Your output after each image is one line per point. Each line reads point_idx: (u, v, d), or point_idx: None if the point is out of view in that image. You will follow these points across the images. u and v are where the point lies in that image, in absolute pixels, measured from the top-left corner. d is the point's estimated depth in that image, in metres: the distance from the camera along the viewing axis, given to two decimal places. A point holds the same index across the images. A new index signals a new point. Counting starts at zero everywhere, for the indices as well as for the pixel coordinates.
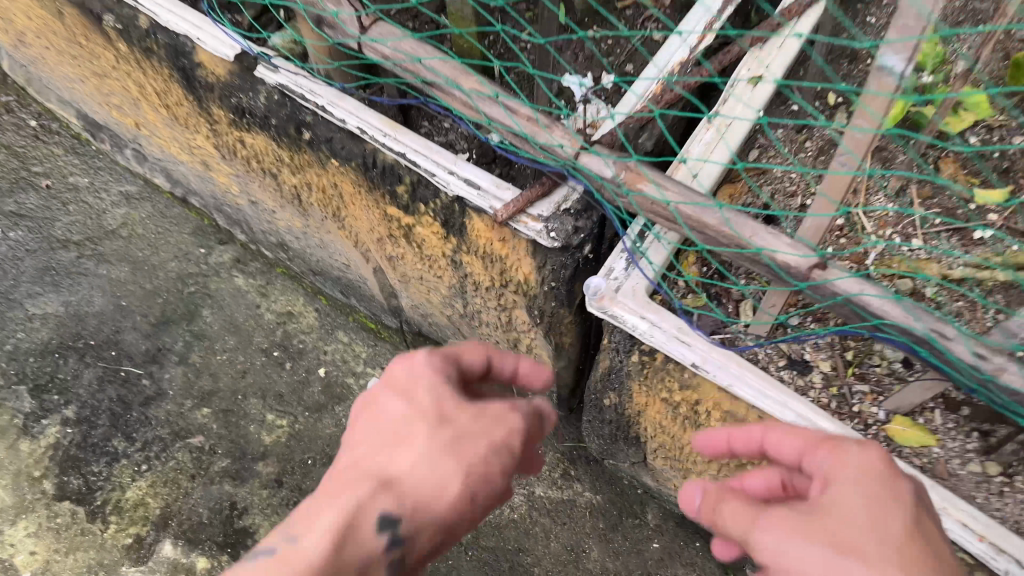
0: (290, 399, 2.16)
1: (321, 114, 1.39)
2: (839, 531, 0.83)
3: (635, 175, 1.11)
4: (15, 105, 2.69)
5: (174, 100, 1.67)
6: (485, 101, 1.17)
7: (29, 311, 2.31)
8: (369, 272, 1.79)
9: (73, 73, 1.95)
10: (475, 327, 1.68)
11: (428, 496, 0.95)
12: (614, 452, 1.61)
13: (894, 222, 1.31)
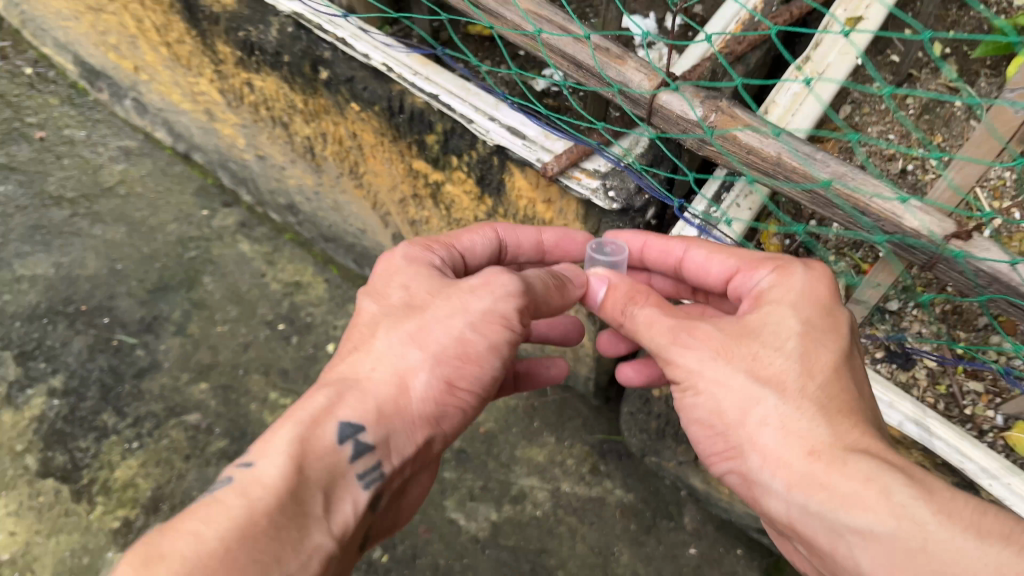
0: (295, 375, 1.97)
1: (339, 48, 1.22)
2: (760, 357, 0.89)
3: (729, 120, 0.96)
4: (13, 53, 2.52)
5: (175, 37, 1.49)
6: (557, 31, 1.05)
7: (17, 271, 2.13)
8: (388, 239, 1.61)
9: (69, 9, 1.78)
10: None
11: (395, 395, 0.92)
12: (658, 449, 1.44)
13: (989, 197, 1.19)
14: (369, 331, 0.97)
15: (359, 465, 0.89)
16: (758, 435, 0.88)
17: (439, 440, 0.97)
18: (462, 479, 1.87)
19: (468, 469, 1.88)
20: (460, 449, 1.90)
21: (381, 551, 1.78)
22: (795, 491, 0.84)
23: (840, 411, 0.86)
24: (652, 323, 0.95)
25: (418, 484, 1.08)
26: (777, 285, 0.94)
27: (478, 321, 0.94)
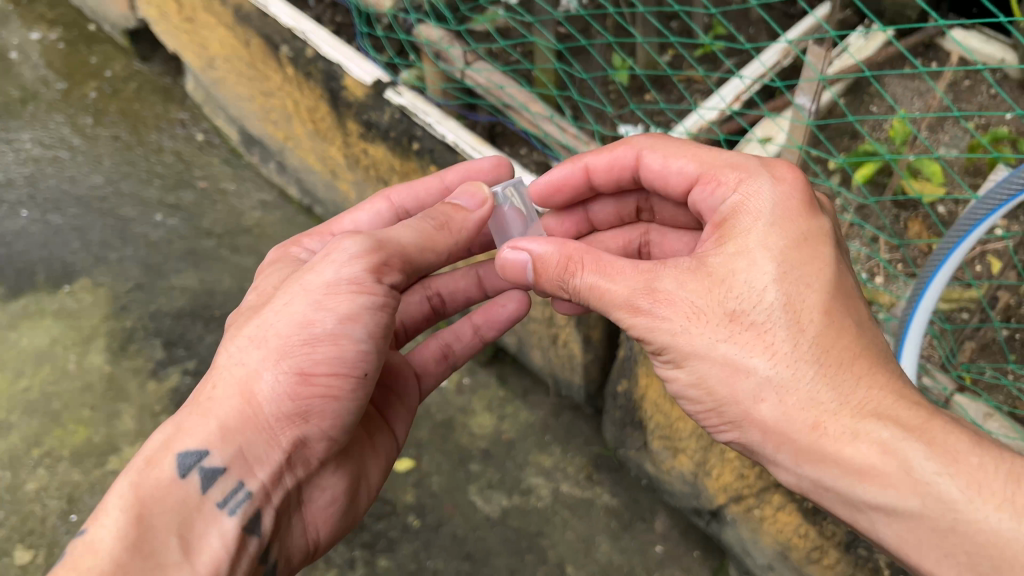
0: None
1: (428, 130, 1.83)
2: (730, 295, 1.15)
3: None
4: (190, 123, 3.26)
5: (319, 115, 2.14)
6: (546, 124, 1.64)
7: (172, 282, 2.81)
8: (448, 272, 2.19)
9: (246, 92, 2.46)
10: (524, 322, 2.04)
11: (240, 409, 1.21)
12: (624, 439, 1.94)
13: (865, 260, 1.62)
14: (227, 360, 1.24)
15: (212, 491, 1.20)
16: (758, 406, 1.13)
17: (302, 439, 1.24)
18: (484, 472, 2.37)
19: (490, 464, 2.39)
20: (485, 449, 2.41)
21: (414, 517, 2.30)
22: (803, 459, 1.09)
23: (832, 363, 1.10)
24: (613, 282, 1.22)
25: (323, 489, 1.35)
26: (749, 206, 1.22)
27: (320, 301, 1.22)
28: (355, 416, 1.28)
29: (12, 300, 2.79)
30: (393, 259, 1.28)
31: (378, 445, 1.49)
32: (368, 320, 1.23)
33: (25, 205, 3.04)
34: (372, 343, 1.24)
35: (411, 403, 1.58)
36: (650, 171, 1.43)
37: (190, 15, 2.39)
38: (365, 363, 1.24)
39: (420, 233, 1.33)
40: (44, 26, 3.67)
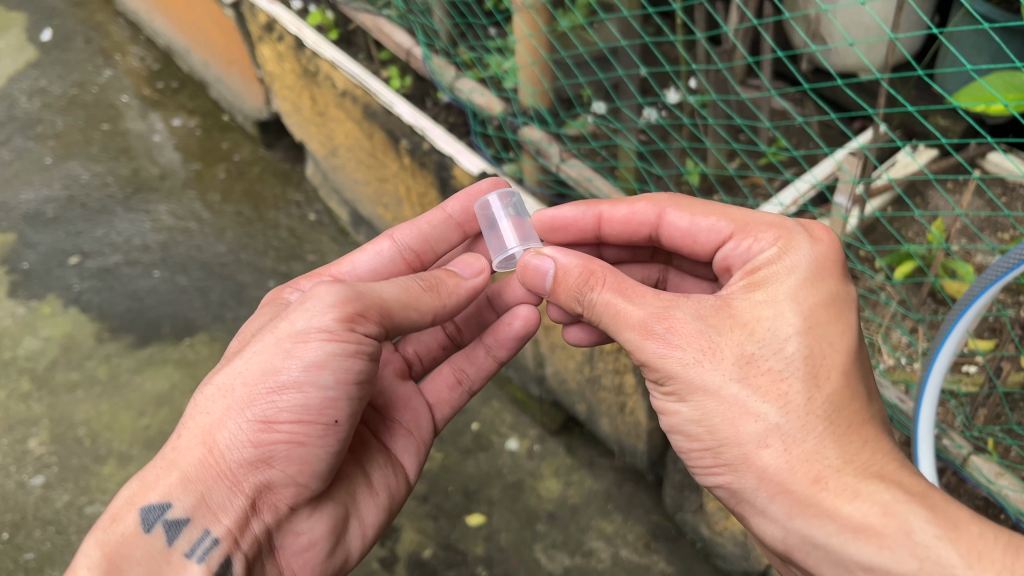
0: (447, 440, 2.79)
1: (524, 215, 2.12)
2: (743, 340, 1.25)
3: None
4: (304, 204, 3.63)
5: (428, 199, 2.46)
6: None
7: None
8: (529, 342, 2.45)
9: (363, 178, 2.81)
10: (596, 391, 2.27)
11: (208, 453, 1.31)
12: (682, 502, 2.13)
13: (905, 347, 1.82)
14: (197, 410, 1.35)
15: (180, 540, 1.31)
16: (759, 452, 1.21)
17: (267, 480, 1.33)
18: (549, 532, 2.56)
19: (555, 526, 2.57)
20: (552, 511, 2.60)
21: (482, 568, 2.50)
22: (799, 510, 1.18)
23: (833, 423, 1.21)
24: (633, 304, 1.31)
25: (301, 531, 1.42)
26: (784, 261, 1.33)
27: (287, 356, 1.31)
28: (330, 461, 1.36)
29: (140, 348, 3.15)
30: (368, 313, 1.35)
31: (375, 483, 1.55)
32: (339, 367, 1.31)
33: (158, 267, 3.45)
34: (341, 393, 1.32)
35: (422, 435, 1.66)
36: (673, 228, 1.57)
37: (322, 110, 2.77)
38: (336, 412, 1.32)
39: (402, 293, 1.43)
40: (185, 114, 4.18)
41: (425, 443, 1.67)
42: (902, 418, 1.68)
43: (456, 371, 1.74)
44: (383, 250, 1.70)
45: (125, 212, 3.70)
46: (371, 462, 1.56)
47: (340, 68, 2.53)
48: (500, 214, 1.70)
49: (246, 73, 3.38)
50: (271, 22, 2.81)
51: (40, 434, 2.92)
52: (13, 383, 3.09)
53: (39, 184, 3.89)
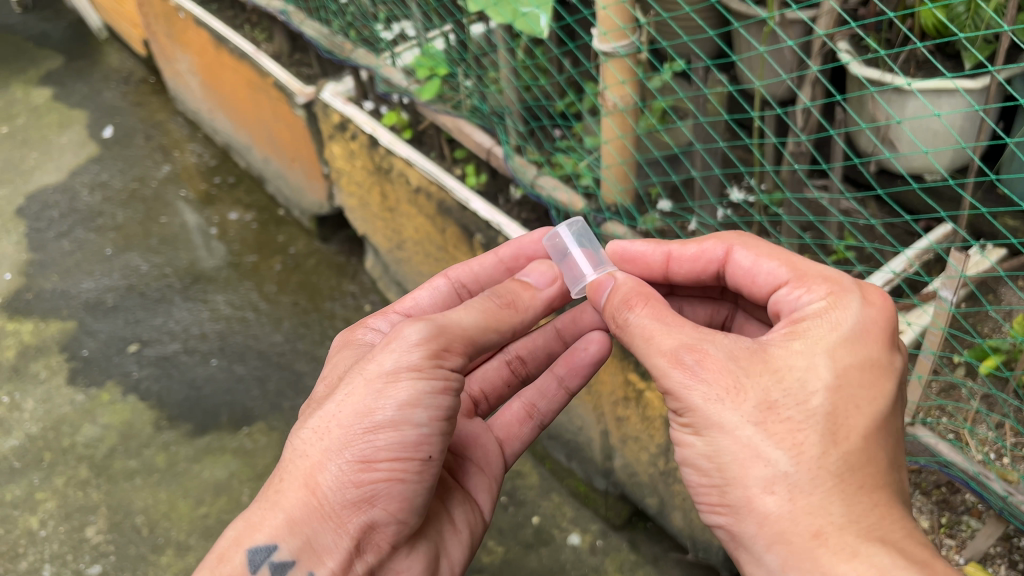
0: (508, 534, 2.67)
1: None
2: (769, 389, 1.21)
3: None
4: (359, 295, 3.71)
5: None
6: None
7: None
8: (598, 434, 2.48)
9: (428, 271, 2.88)
10: (670, 483, 2.27)
11: (309, 505, 1.30)
12: None
13: (993, 443, 1.81)
14: (295, 453, 1.33)
15: None
16: (763, 498, 1.20)
17: (369, 519, 1.31)
18: None
19: None
20: None
21: None
22: (791, 562, 1.17)
23: (848, 481, 1.18)
24: (666, 331, 1.29)
25: (401, 569, 1.37)
26: (830, 316, 1.27)
27: (381, 389, 1.31)
28: (424, 496, 1.35)
29: (198, 436, 3.17)
30: (452, 349, 1.36)
31: (459, 521, 1.50)
32: (430, 405, 1.32)
33: (216, 355, 3.50)
34: (432, 428, 1.32)
35: (494, 473, 1.60)
36: (739, 267, 1.49)
37: (392, 205, 2.89)
38: (428, 447, 1.32)
39: (479, 317, 1.42)
40: (241, 208, 4.30)
41: (499, 479, 1.61)
42: (1014, 511, 1.54)
43: (526, 405, 1.68)
44: (438, 287, 1.69)
45: (182, 302, 3.78)
46: (455, 500, 1.51)
47: (415, 165, 2.64)
48: (570, 246, 1.66)
49: (310, 169, 3.52)
50: (345, 122, 2.97)
51: (98, 522, 2.92)
52: (71, 470, 3.10)
53: (99, 274, 3.99)
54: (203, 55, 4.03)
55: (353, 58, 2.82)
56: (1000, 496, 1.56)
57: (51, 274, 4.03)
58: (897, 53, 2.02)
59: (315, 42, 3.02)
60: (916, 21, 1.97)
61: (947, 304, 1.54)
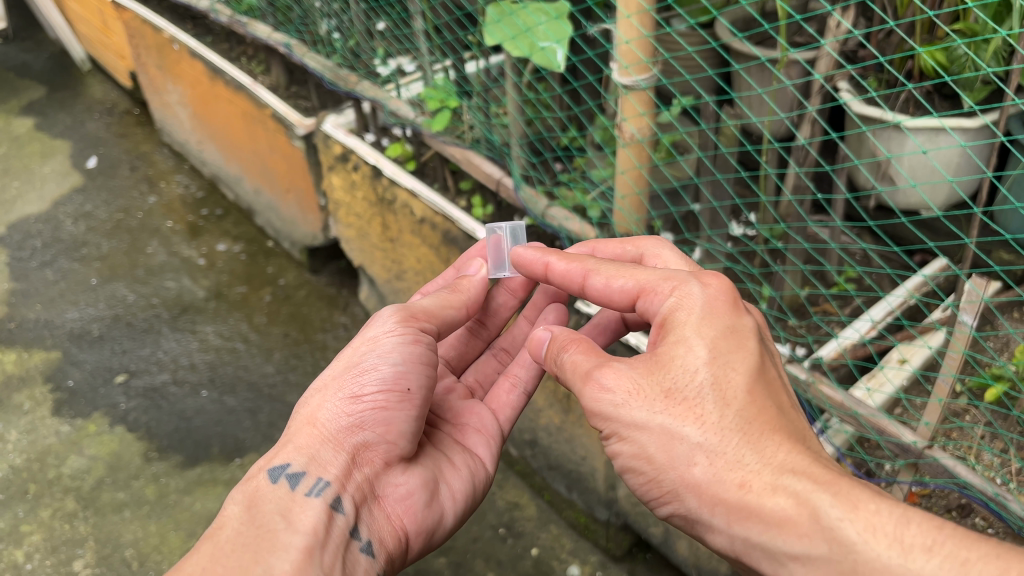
0: (508, 566, 2.62)
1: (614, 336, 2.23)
2: (662, 381, 1.28)
3: (819, 378, 1.81)
4: (352, 326, 3.71)
5: None
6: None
7: None
8: (602, 463, 2.51)
9: None
10: None
11: (313, 424, 1.48)
12: None
13: (999, 467, 1.82)
14: (299, 407, 1.53)
15: (300, 485, 1.41)
16: (691, 471, 1.23)
17: (363, 440, 1.47)
18: None
19: None
20: None
21: None
22: (733, 518, 1.19)
23: (753, 431, 1.22)
24: (584, 359, 1.38)
25: (398, 484, 1.50)
26: (681, 305, 1.33)
27: (363, 344, 1.53)
28: (411, 422, 1.50)
29: (189, 468, 3.12)
30: (422, 314, 1.57)
31: (459, 460, 1.61)
32: (405, 345, 1.51)
33: (206, 387, 3.46)
34: (409, 364, 1.50)
35: (492, 429, 1.69)
36: (596, 290, 1.48)
37: (394, 236, 2.93)
38: (407, 378, 1.49)
39: (439, 300, 1.64)
40: (229, 240, 4.28)
41: (500, 436, 1.71)
42: None
43: (508, 377, 1.75)
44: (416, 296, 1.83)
45: (171, 332, 3.74)
46: (451, 444, 1.64)
47: (420, 197, 2.68)
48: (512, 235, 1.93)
49: (305, 201, 3.53)
50: (346, 153, 3.01)
51: (86, 556, 2.85)
52: (58, 503, 3.03)
53: (84, 304, 3.94)
54: (196, 86, 4.04)
55: (358, 90, 2.86)
56: (1020, 517, 1.56)
57: (35, 303, 3.97)
58: (898, 94, 2.05)
59: (318, 73, 3.06)
60: (917, 62, 2.04)
61: (969, 327, 1.57)
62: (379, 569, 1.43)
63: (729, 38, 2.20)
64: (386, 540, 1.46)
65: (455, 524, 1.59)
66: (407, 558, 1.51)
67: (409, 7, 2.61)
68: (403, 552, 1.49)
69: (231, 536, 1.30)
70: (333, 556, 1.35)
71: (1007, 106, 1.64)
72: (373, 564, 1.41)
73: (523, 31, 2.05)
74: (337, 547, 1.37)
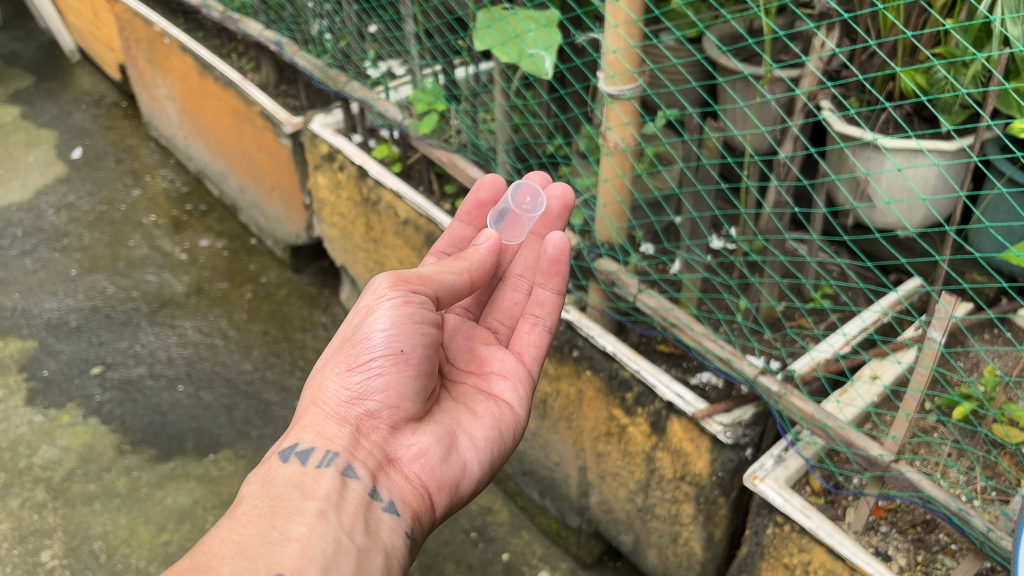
0: (477, 570, 2.63)
1: (590, 340, 2.26)
2: None
3: (791, 390, 1.84)
4: (331, 326, 3.70)
5: None
6: (708, 339, 1.99)
7: None
8: (575, 469, 2.51)
9: None
10: (647, 520, 2.29)
11: (313, 402, 1.52)
12: None
13: (964, 484, 1.84)
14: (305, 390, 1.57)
15: (310, 460, 1.43)
16: None
17: (367, 409, 1.50)
18: None
19: None
20: None
21: None
22: None
23: None
24: None
25: (410, 444, 1.52)
26: None
27: (352, 315, 1.54)
28: (414, 382, 1.53)
29: (162, 462, 3.10)
30: (412, 278, 1.54)
31: (479, 410, 1.64)
32: (396, 308, 1.49)
33: (182, 381, 3.45)
34: (402, 326, 1.49)
35: (516, 372, 1.73)
36: None
37: (376, 236, 2.94)
38: (402, 340, 1.49)
39: (438, 267, 1.62)
40: (212, 236, 4.27)
41: (526, 378, 1.75)
42: (995, 548, 1.56)
43: (529, 318, 1.82)
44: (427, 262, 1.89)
45: (149, 326, 3.72)
46: (473, 398, 1.68)
47: (405, 199, 2.71)
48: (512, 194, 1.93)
49: (290, 200, 3.54)
50: (333, 153, 3.02)
51: (54, 547, 2.82)
52: (28, 492, 3.00)
53: (63, 294, 3.91)
54: (186, 81, 4.04)
55: (347, 90, 2.87)
56: (981, 532, 1.59)
57: (13, 292, 3.94)
58: (877, 115, 2.09)
59: (308, 72, 3.06)
60: (897, 84, 2.09)
61: (938, 343, 1.60)
62: (407, 528, 1.44)
63: (715, 53, 2.23)
64: (409, 498, 1.47)
65: (485, 473, 1.60)
66: (436, 514, 1.52)
67: (401, 11, 2.64)
68: (429, 508, 1.50)
69: (246, 510, 1.32)
70: (353, 516, 1.37)
71: (981, 130, 1.67)
72: (399, 523, 1.43)
73: (512, 38, 2.08)
74: (356, 509, 1.38)
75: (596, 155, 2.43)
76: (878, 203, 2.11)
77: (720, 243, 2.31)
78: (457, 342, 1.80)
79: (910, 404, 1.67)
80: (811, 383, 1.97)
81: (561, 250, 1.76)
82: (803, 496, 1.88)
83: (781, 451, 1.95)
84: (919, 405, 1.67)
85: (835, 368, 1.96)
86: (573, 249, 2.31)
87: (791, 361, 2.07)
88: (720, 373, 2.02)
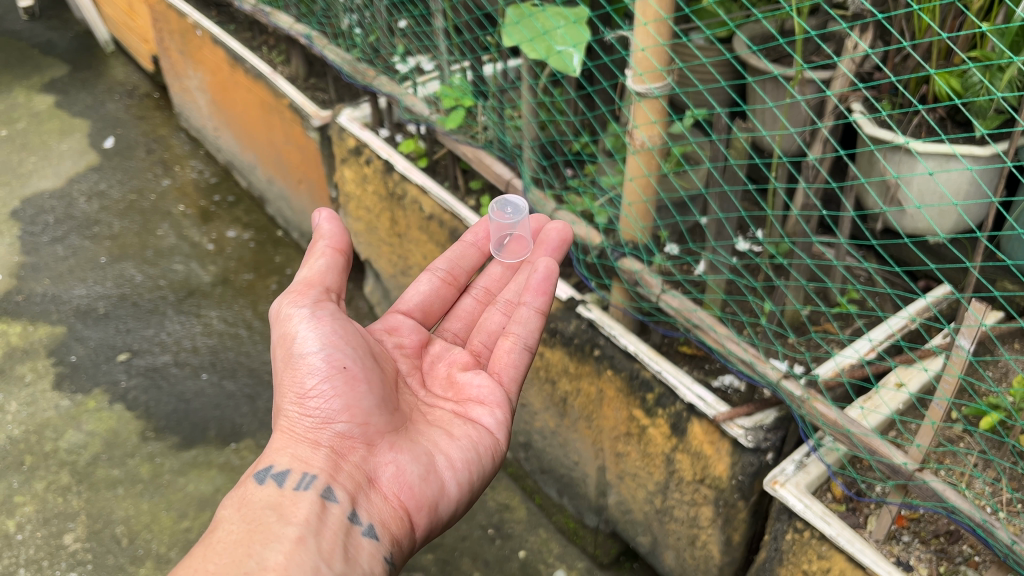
0: (494, 567, 2.63)
1: (612, 340, 2.26)
2: None
3: (814, 394, 1.82)
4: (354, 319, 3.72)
5: None
6: (731, 342, 1.97)
7: None
8: (594, 469, 2.50)
9: None
10: (665, 522, 2.28)
11: (280, 429, 1.54)
12: None
13: (989, 495, 1.81)
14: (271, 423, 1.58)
15: (287, 483, 1.44)
16: None
17: (336, 431, 1.51)
18: None
19: None
20: None
21: None
22: None
23: None
24: None
25: (387, 463, 1.51)
26: None
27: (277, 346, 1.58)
28: (371, 398, 1.55)
29: (185, 449, 3.14)
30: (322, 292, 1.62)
31: (456, 432, 1.63)
32: (317, 328, 1.54)
33: (207, 370, 3.48)
34: (332, 344, 1.54)
35: (495, 398, 1.70)
36: None
37: (401, 231, 2.95)
38: (339, 357, 1.53)
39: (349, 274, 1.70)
40: (239, 227, 4.30)
41: (507, 403, 1.72)
42: (1019, 561, 1.54)
43: (507, 337, 1.77)
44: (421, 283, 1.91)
45: (176, 314, 3.76)
46: (450, 421, 1.67)
47: (430, 194, 2.72)
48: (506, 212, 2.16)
49: (316, 192, 3.56)
50: (359, 147, 3.04)
51: (77, 530, 2.86)
52: (52, 475, 3.05)
53: (92, 281, 3.96)
54: (216, 72, 4.09)
55: (375, 84, 2.88)
56: (1005, 544, 1.56)
57: (43, 277, 3.99)
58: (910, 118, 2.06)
59: (337, 66, 3.08)
60: (931, 88, 2.06)
61: (966, 352, 1.57)
62: (388, 551, 1.43)
63: (745, 53, 2.21)
64: (389, 521, 1.46)
65: (466, 494, 1.59)
66: (418, 536, 1.51)
67: (430, 7, 2.65)
68: (410, 530, 1.49)
69: (223, 535, 1.32)
70: (331, 541, 1.36)
71: (1016, 136, 1.62)
72: (378, 547, 1.42)
73: (540, 34, 2.07)
74: (336, 533, 1.38)
75: (621, 154, 2.42)
76: (908, 208, 2.08)
77: (745, 245, 2.28)
78: (437, 369, 1.81)
79: (936, 412, 1.65)
80: (836, 389, 1.94)
81: (548, 272, 1.79)
82: (824, 504, 1.86)
83: (803, 456, 1.92)
84: (945, 414, 1.64)
85: (861, 373, 1.93)
86: (596, 248, 2.30)
87: (816, 365, 2.04)
88: (741, 377, 2.00)
